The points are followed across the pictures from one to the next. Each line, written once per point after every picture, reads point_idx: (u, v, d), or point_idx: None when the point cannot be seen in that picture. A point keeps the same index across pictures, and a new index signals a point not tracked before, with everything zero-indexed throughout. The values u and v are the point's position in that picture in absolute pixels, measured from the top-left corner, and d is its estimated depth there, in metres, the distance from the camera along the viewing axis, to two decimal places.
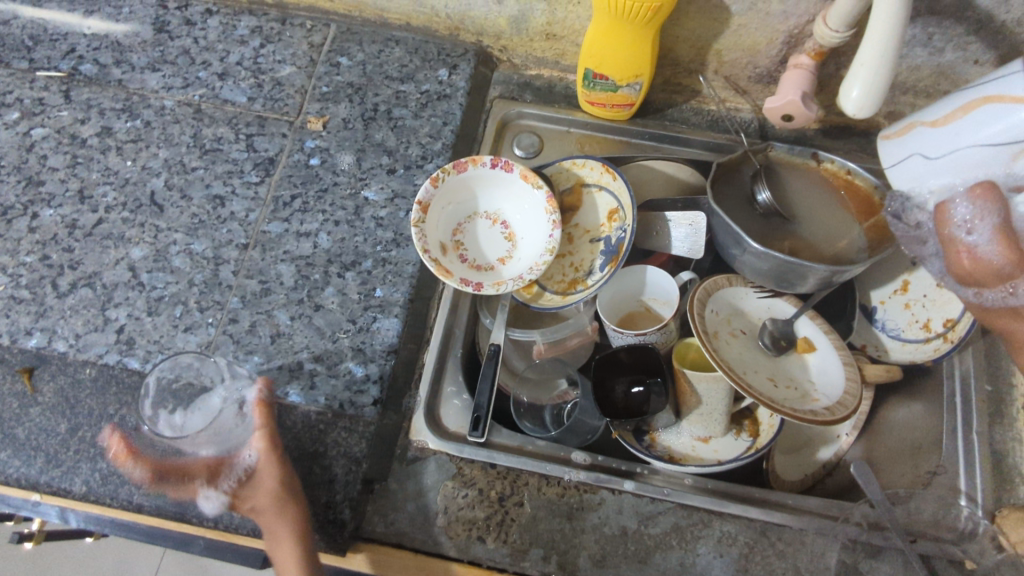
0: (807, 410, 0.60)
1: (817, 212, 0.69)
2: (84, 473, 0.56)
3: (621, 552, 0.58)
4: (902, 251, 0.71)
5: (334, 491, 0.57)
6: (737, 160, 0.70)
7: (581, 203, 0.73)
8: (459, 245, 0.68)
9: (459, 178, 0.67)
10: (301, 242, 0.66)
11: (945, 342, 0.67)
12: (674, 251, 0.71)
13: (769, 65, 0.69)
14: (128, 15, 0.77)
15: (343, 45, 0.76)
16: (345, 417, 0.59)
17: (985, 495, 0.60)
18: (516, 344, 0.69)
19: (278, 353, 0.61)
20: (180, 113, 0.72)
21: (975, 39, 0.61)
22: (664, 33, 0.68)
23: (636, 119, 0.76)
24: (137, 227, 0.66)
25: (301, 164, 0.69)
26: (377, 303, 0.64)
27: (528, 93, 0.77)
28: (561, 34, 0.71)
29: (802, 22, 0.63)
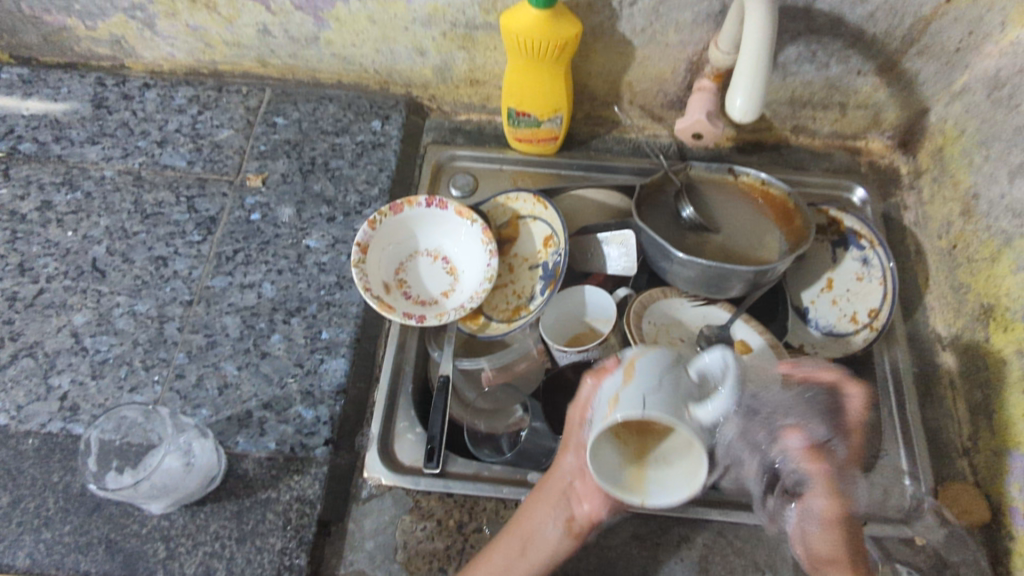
0: None
1: (739, 222, 0.74)
2: (27, 545, 0.55)
3: (583, 568, 0.58)
4: (822, 251, 0.75)
5: (289, 536, 0.56)
6: (659, 181, 0.74)
7: (518, 234, 0.76)
8: (402, 282, 0.70)
9: (397, 220, 0.70)
10: (245, 293, 0.67)
11: (871, 331, 0.70)
12: (611, 270, 0.75)
13: (677, 91, 0.75)
14: (67, 95, 0.80)
15: (279, 106, 0.80)
16: (296, 461, 0.59)
17: (926, 472, 0.63)
18: (466, 374, 0.71)
19: (226, 404, 0.61)
20: (121, 181, 0.74)
21: (854, 51, 0.67)
22: (577, 70, 0.73)
23: (564, 152, 0.80)
24: (79, 294, 0.67)
25: (241, 221, 0.72)
26: (324, 345, 0.65)
27: (459, 137, 0.82)
28: (484, 79, 0.76)
29: (698, 49, 0.69)
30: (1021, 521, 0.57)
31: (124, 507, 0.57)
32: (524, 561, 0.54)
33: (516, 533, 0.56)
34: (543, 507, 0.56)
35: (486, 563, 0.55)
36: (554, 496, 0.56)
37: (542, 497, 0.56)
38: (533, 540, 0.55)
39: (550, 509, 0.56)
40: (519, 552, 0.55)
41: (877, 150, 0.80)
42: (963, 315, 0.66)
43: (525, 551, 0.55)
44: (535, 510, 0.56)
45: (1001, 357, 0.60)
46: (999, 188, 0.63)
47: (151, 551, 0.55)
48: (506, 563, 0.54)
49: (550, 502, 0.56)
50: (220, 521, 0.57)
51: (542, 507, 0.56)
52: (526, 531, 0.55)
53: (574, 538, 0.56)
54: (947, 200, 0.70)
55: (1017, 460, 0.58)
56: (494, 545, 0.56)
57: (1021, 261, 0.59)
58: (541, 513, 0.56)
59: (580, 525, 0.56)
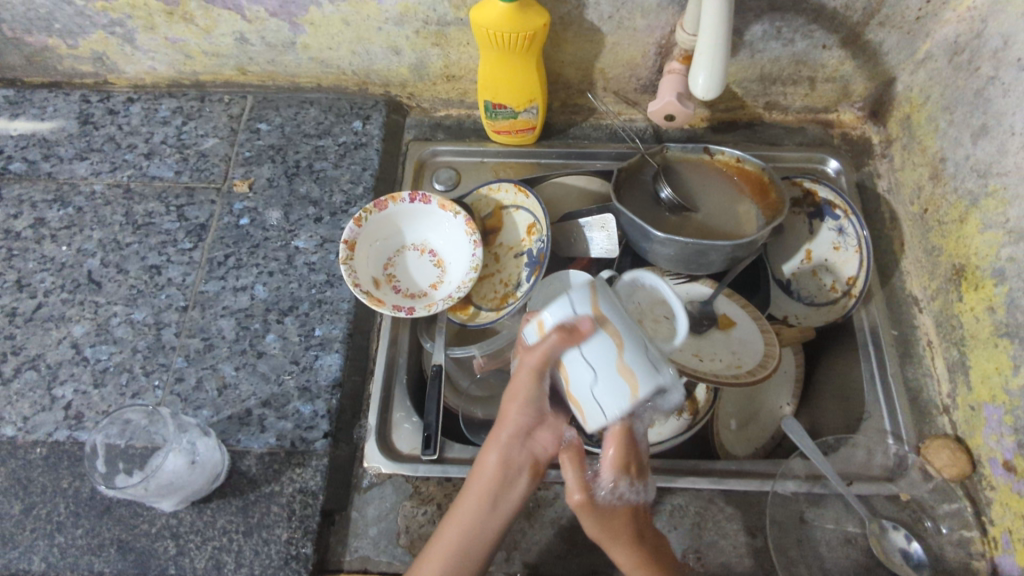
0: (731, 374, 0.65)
1: (717, 200, 0.75)
2: (42, 549, 0.57)
3: (580, 542, 0.60)
4: (799, 224, 0.77)
5: (294, 527, 0.58)
6: (637, 164, 0.76)
7: (502, 224, 0.77)
8: (390, 278, 0.71)
9: (382, 216, 0.72)
10: (238, 296, 0.69)
11: (850, 299, 0.72)
12: (594, 254, 0.77)
13: (649, 75, 0.77)
14: (53, 113, 0.81)
15: (261, 112, 0.81)
16: (297, 454, 0.61)
17: (908, 430, 0.64)
18: (458, 363, 0.73)
19: (226, 404, 0.63)
20: (111, 195, 0.76)
21: (817, 26, 0.69)
22: (549, 60, 0.75)
23: (543, 142, 0.82)
24: (76, 306, 0.69)
25: (230, 226, 0.73)
26: (318, 342, 0.67)
27: (440, 132, 0.83)
28: (460, 75, 0.78)
29: (666, 33, 0.70)
30: (999, 472, 0.57)
31: (133, 508, 0.59)
32: (496, 504, 0.55)
33: (483, 483, 0.56)
34: (502, 454, 0.56)
35: (460, 514, 0.55)
36: (510, 442, 0.56)
37: (497, 445, 0.57)
38: (500, 487, 0.56)
39: (510, 453, 0.57)
40: (490, 498, 0.55)
41: (849, 122, 0.82)
42: (937, 277, 0.68)
43: (495, 497, 0.56)
44: (493, 458, 0.57)
45: (974, 314, 0.62)
46: (964, 151, 0.64)
47: (162, 549, 0.57)
48: (480, 509, 0.55)
49: (508, 448, 0.56)
50: (227, 516, 0.58)
51: (501, 455, 0.56)
52: (492, 478, 0.56)
53: (535, 476, 0.58)
54: (917, 166, 0.72)
55: (991, 412, 0.59)
56: (463, 500, 0.56)
57: (987, 220, 0.61)
58: (500, 461, 0.56)
59: (538, 464, 0.58)
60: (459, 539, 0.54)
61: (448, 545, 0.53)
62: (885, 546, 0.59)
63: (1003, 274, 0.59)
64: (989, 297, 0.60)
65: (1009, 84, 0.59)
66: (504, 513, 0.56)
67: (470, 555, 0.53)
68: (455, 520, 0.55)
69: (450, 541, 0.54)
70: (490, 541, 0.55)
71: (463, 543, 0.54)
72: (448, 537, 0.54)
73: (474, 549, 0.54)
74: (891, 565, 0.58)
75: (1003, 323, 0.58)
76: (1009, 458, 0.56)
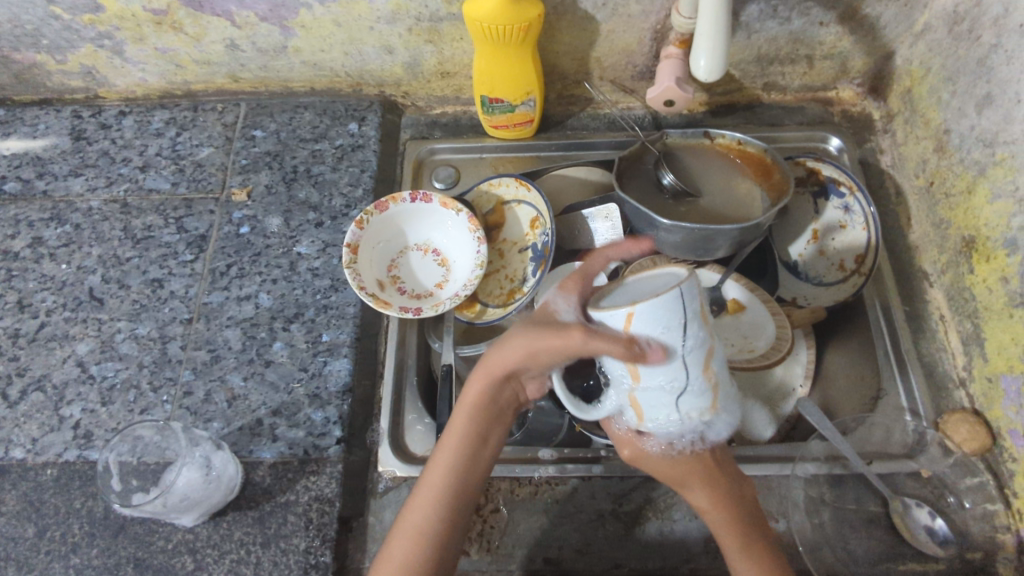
0: (743, 359, 0.66)
1: (720, 184, 0.74)
2: (58, 572, 0.56)
3: (602, 535, 0.59)
4: (803, 204, 0.76)
5: (311, 536, 0.57)
6: (637, 152, 0.75)
7: (504, 219, 0.77)
8: (395, 280, 0.71)
9: (383, 218, 0.71)
10: (242, 305, 0.68)
11: (860, 276, 0.71)
12: (599, 245, 0.76)
13: (645, 62, 0.76)
14: (45, 131, 0.80)
15: (256, 119, 0.80)
16: (311, 462, 0.61)
17: (926, 406, 0.64)
18: (468, 361, 0.72)
19: (236, 415, 0.63)
20: (108, 210, 0.75)
21: (813, 3, 0.68)
22: (544, 51, 0.74)
23: (542, 134, 0.81)
24: (80, 323, 0.68)
25: (231, 236, 0.73)
26: (326, 347, 0.66)
27: (437, 130, 0.82)
28: (454, 71, 0.77)
29: (661, 18, 0.70)
30: (1020, 443, 0.56)
31: (148, 525, 0.58)
32: (473, 451, 0.55)
33: (456, 436, 0.55)
34: (482, 393, 0.56)
35: (439, 468, 0.54)
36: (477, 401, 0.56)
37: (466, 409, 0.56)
38: (477, 439, 0.55)
39: (480, 403, 0.56)
40: (466, 448, 0.55)
41: (848, 99, 0.81)
42: (947, 250, 0.67)
43: (472, 446, 0.55)
44: (463, 418, 0.56)
45: (987, 286, 0.61)
46: (968, 121, 0.64)
47: (179, 565, 0.56)
48: (458, 460, 0.54)
49: (476, 405, 0.56)
50: (243, 529, 0.58)
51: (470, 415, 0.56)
52: (462, 430, 0.55)
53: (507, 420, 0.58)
54: (921, 139, 0.71)
55: (1009, 383, 0.58)
56: (435, 458, 0.55)
57: (996, 190, 0.60)
58: (473, 419, 0.56)
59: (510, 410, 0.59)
60: (440, 491, 0.53)
61: (428, 500, 0.53)
62: (910, 524, 0.59)
63: (1015, 244, 0.58)
64: (1002, 267, 0.60)
65: (1012, 50, 0.58)
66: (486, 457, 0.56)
67: (453, 505, 0.53)
68: (432, 473, 0.54)
69: (431, 493, 0.53)
70: (473, 489, 0.54)
71: (445, 494, 0.53)
72: (430, 491, 0.53)
73: (457, 499, 0.53)
74: (916, 543, 0.58)
75: (1018, 293, 0.58)
76: None
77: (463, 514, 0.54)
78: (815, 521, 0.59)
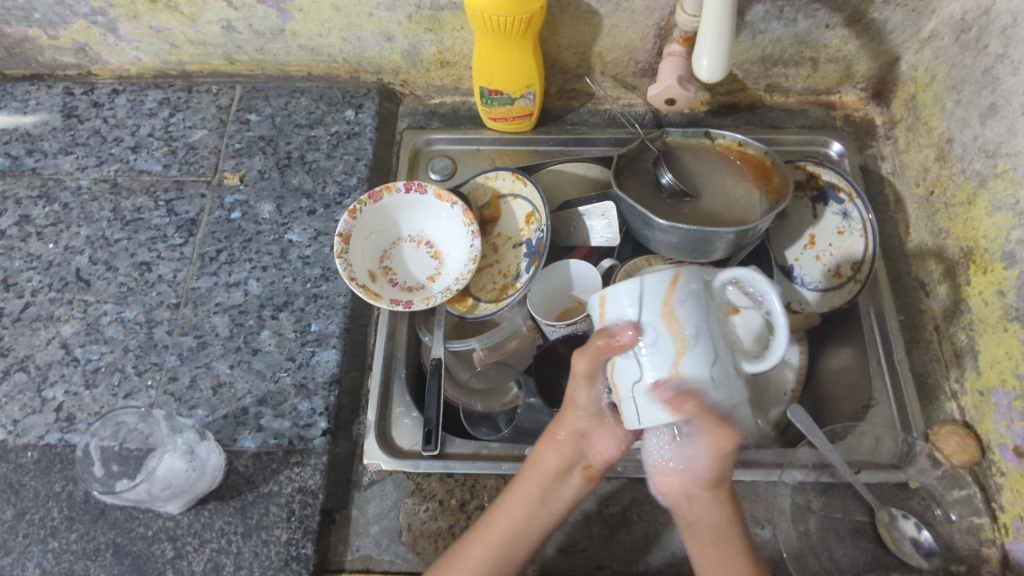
0: None
1: (719, 186, 0.74)
2: (36, 555, 0.56)
3: (586, 535, 0.59)
4: (801, 209, 0.76)
5: (293, 527, 0.57)
6: (637, 150, 0.74)
7: (499, 213, 0.76)
8: (387, 270, 0.70)
9: (376, 208, 0.70)
10: (231, 292, 0.68)
11: (856, 284, 0.70)
12: (594, 242, 0.75)
13: (648, 59, 0.75)
14: (35, 107, 0.79)
15: (251, 102, 0.79)
16: (295, 453, 0.60)
17: (916, 417, 0.64)
18: (457, 357, 0.71)
19: (221, 403, 0.62)
20: (97, 190, 0.74)
21: (820, 5, 0.67)
22: (546, 44, 0.73)
23: (541, 128, 0.80)
24: (65, 305, 0.67)
25: (222, 220, 0.72)
26: (314, 337, 0.65)
27: (434, 120, 0.81)
28: (454, 61, 0.76)
29: (665, 15, 0.68)
30: (1009, 457, 0.56)
31: (128, 511, 0.57)
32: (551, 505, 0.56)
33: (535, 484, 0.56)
34: (557, 453, 0.57)
35: (501, 522, 0.55)
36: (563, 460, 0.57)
37: (546, 455, 0.57)
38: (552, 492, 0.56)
39: (566, 461, 0.57)
40: (543, 500, 0.56)
41: (851, 104, 0.80)
42: (944, 261, 0.66)
43: (542, 499, 0.56)
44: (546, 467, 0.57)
45: (983, 298, 0.61)
46: (971, 131, 0.63)
47: (159, 552, 0.56)
48: (531, 508, 0.55)
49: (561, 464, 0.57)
50: (225, 518, 0.57)
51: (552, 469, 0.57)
52: (544, 482, 0.56)
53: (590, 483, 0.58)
54: (923, 147, 0.71)
55: (1001, 397, 0.58)
56: (513, 495, 0.56)
57: (997, 202, 0.60)
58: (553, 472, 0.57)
59: (593, 470, 0.58)
60: (508, 532, 0.55)
61: (494, 537, 0.54)
62: (895, 535, 0.58)
63: (1013, 257, 0.57)
64: (999, 280, 0.59)
65: (1019, 61, 0.57)
66: (556, 511, 0.56)
67: (514, 550, 0.54)
68: (504, 513, 0.55)
69: (501, 531, 0.55)
70: (533, 547, 0.55)
71: (511, 536, 0.54)
72: (498, 528, 0.55)
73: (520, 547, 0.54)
74: (901, 554, 0.57)
75: (1013, 307, 0.57)
76: (1020, 443, 0.55)
77: (523, 563, 0.54)
78: (800, 529, 0.59)
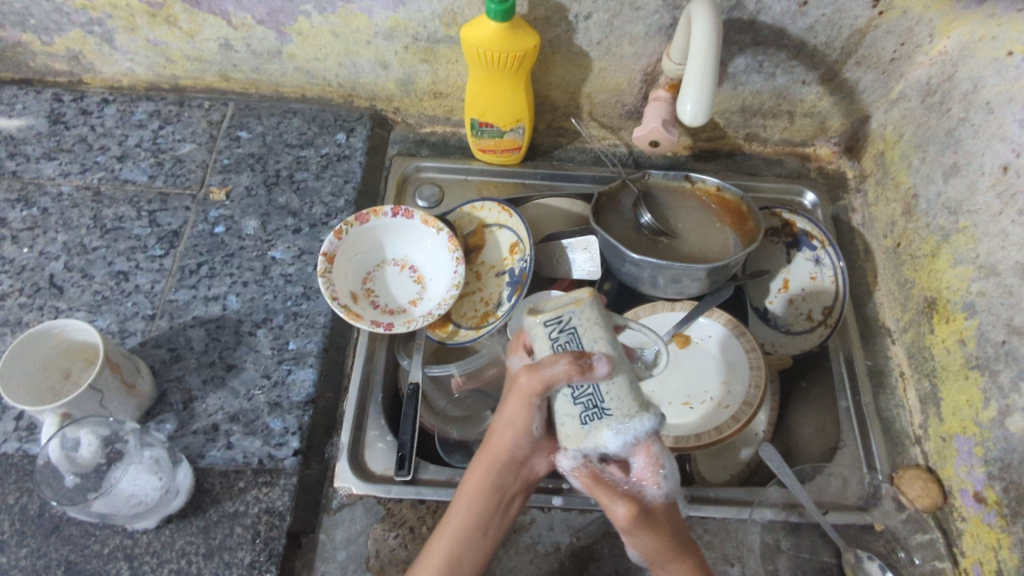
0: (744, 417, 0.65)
1: (696, 228, 0.76)
2: None
3: (556, 569, 0.59)
4: (775, 251, 0.78)
5: (257, 550, 0.55)
6: (618, 190, 0.76)
7: (484, 242, 0.77)
8: (65, 419, 0.53)
9: (35, 335, 0.55)
10: (209, 305, 0.67)
11: (826, 327, 0.73)
12: (576, 275, 0.76)
13: (634, 102, 0.78)
14: (21, 111, 0.79)
15: (242, 120, 0.80)
16: (265, 473, 0.59)
17: (882, 460, 0.65)
18: (436, 382, 0.71)
19: (191, 419, 0.61)
20: (79, 197, 0.73)
21: (798, 62, 0.71)
22: (537, 82, 0.76)
23: (528, 162, 0.83)
24: (35, 311, 0.65)
25: (205, 234, 0.71)
26: (291, 356, 0.65)
27: (424, 148, 0.83)
28: (447, 92, 0.78)
29: (653, 61, 0.72)
30: (969, 502, 0.58)
31: (85, 527, 0.55)
32: (475, 534, 0.55)
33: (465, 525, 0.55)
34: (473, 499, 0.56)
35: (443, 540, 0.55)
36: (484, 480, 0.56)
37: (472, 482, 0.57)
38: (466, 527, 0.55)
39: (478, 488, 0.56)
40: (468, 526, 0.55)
41: (825, 157, 0.84)
42: (910, 309, 0.69)
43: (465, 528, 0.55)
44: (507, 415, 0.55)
45: (945, 346, 0.64)
46: (935, 188, 0.66)
47: (114, 571, 0.54)
48: (460, 549, 0.54)
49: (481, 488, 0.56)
50: (187, 537, 0.55)
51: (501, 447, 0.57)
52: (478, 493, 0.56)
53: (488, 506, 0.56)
54: (890, 202, 0.74)
55: (962, 443, 0.60)
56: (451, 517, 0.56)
57: (958, 255, 0.63)
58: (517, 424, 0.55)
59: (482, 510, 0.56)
60: (475, 512, 0.56)
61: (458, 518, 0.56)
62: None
63: (974, 308, 0.60)
64: (961, 329, 0.62)
65: (979, 124, 0.61)
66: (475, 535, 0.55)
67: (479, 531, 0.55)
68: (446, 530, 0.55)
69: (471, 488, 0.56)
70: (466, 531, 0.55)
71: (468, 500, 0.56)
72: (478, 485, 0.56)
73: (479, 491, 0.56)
74: None
75: (973, 356, 0.60)
76: (979, 489, 0.57)
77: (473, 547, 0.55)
78: (769, 568, 0.59)
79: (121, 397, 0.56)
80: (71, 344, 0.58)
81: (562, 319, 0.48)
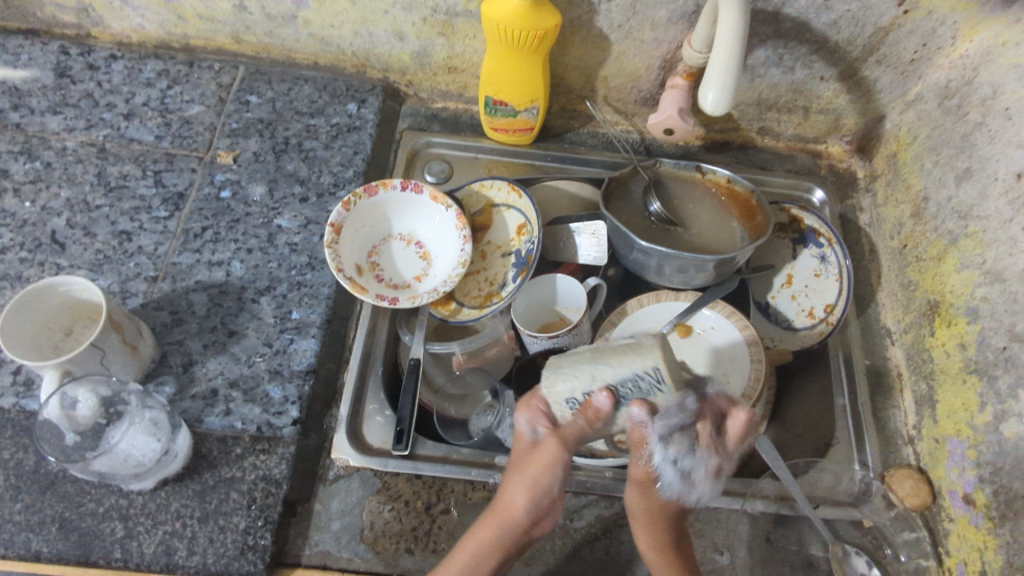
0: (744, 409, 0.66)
1: (704, 219, 0.76)
2: None
3: (548, 549, 0.59)
4: (781, 246, 0.79)
5: (252, 516, 0.55)
6: (628, 176, 0.76)
7: (491, 222, 0.76)
8: (65, 377, 0.53)
9: (37, 292, 0.54)
10: (212, 271, 0.66)
11: (827, 325, 0.73)
12: (582, 260, 0.77)
13: (651, 89, 0.77)
14: (27, 62, 0.77)
15: (252, 84, 0.79)
16: (263, 440, 0.58)
17: (874, 458, 0.66)
18: (436, 357, 0.71)
19: (191, 383, 0.60)
20: (83, 153, 0.72)
21: (818, 57, 0.71)
22: (554, 62, 0.75)
23: (539, 144, 0.82)
24: (36, 266, 0.64)
25: (210, 198, 0.70)
26: (294, 325, 0.65)
27: (435, 124, 0.82)
28: (462, 67, 0.77)
29: (672, 48, 0.71)
30: (958, 504, 0.59)
31: (80, 485, 0.55)
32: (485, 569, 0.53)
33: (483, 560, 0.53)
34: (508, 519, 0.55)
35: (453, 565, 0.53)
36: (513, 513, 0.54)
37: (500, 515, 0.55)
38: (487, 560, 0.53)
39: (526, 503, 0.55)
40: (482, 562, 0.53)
41: (836, 155, 0.84)
42: (912, 311, 0.70)
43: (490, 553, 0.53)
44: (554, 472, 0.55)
45: (945, 349, 0.64)
46: (946, 192, 0.67)
47: (108, 530, 0.54)
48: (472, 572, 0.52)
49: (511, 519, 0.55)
50: (182, 501, 0.55)
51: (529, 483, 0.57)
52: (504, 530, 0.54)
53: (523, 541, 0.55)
54: (900, 203, 0.74)
55: (955, 446, 0.61)
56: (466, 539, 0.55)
57: (965, 259, 0.63)
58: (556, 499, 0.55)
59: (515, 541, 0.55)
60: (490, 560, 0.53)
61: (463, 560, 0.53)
62: (845, 568, 0.60)
63: (977, 313, 0.60)
64: (962, 333, 0.62)
65: (996, 130, 0.61)
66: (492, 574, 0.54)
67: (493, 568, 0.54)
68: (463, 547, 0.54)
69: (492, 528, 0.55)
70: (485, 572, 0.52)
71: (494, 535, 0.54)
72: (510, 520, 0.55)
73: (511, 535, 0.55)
74: None
75: (973, 361, 0.60)
76: (969, 491, 0.58)
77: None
78: (757, 558, 0.60)
79: (122, 359, 0.56)
80: (76, 304, 0.58)
81: (640, 370, 0.48)
